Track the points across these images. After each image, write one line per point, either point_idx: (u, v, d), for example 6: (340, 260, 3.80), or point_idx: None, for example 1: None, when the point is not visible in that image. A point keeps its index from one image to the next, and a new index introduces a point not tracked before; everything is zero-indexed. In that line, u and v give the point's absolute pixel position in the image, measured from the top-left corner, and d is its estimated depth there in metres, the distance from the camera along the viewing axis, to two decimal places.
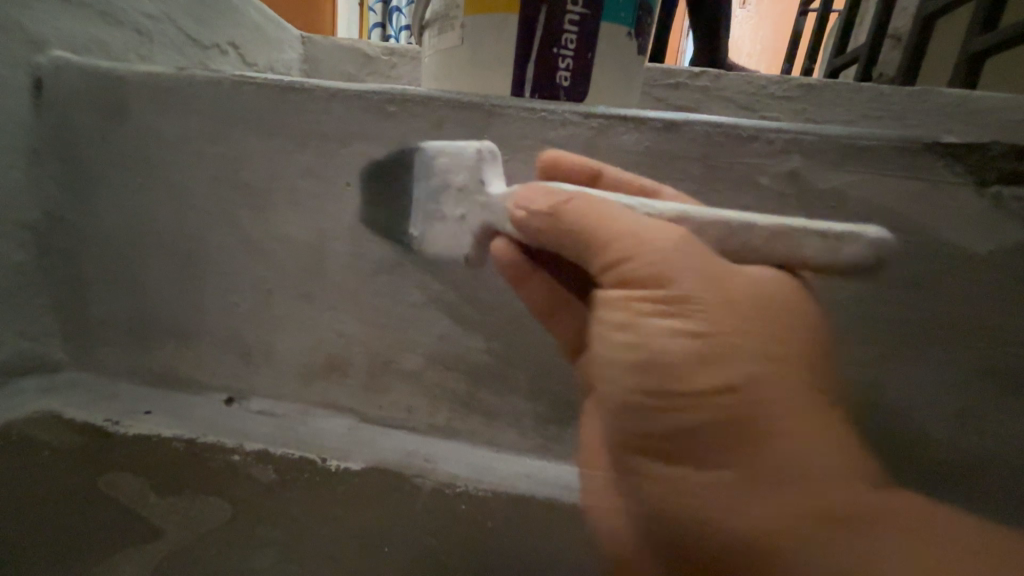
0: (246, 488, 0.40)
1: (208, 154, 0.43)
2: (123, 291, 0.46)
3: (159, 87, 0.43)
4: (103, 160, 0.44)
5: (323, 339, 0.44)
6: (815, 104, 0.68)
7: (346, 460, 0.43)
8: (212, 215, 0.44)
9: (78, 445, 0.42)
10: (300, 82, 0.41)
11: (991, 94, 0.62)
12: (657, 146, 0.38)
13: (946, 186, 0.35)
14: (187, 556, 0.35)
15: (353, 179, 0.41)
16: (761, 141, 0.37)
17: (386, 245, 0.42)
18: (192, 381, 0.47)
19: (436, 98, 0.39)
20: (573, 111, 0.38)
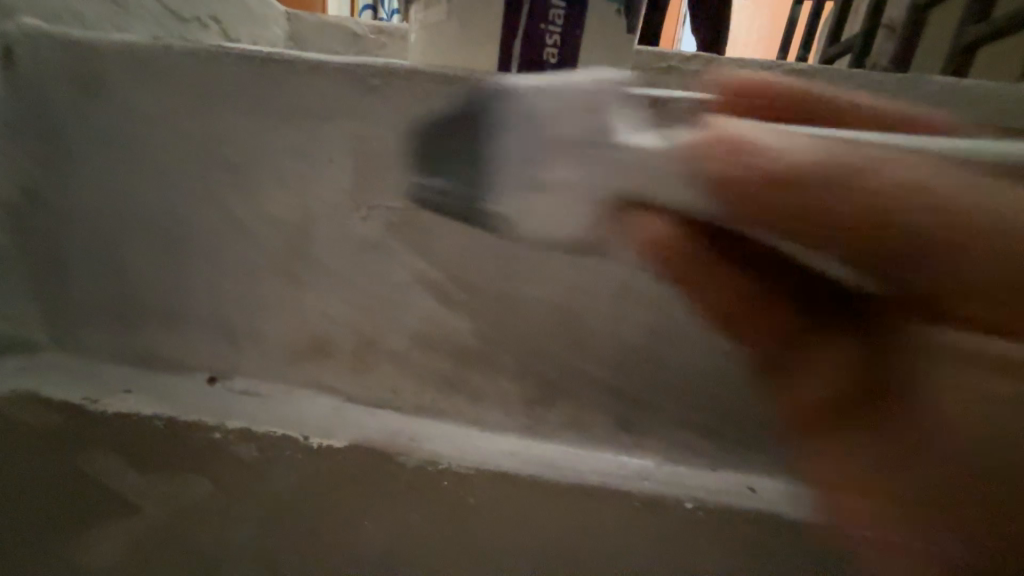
0: (227, 466, 0.41)
1: (189, 127, 0.42)
2: (102, 269, 0.45)
3: (135, 57, 0.41)
4: (78, 133, 0.43)
5: (309, 319, 0.44)
6: (807, 90, 0.67)
7: (329, 438, 0.41)
8: (194, 191, 0.43)
9: (59, 423, 0.42)
10: (282, 55, 0.40)
11: (981, 82, 0.62)
12: (645, 124, 0.37)
13: (949, 120, 0.33)
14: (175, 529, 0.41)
15: (338, 155, 0.41)
16: None
17: (371, 225, 0.41)
18: (174, 360, 0.46)
19: (422, 73, 0.39)
20: (550, 85, 0.38)
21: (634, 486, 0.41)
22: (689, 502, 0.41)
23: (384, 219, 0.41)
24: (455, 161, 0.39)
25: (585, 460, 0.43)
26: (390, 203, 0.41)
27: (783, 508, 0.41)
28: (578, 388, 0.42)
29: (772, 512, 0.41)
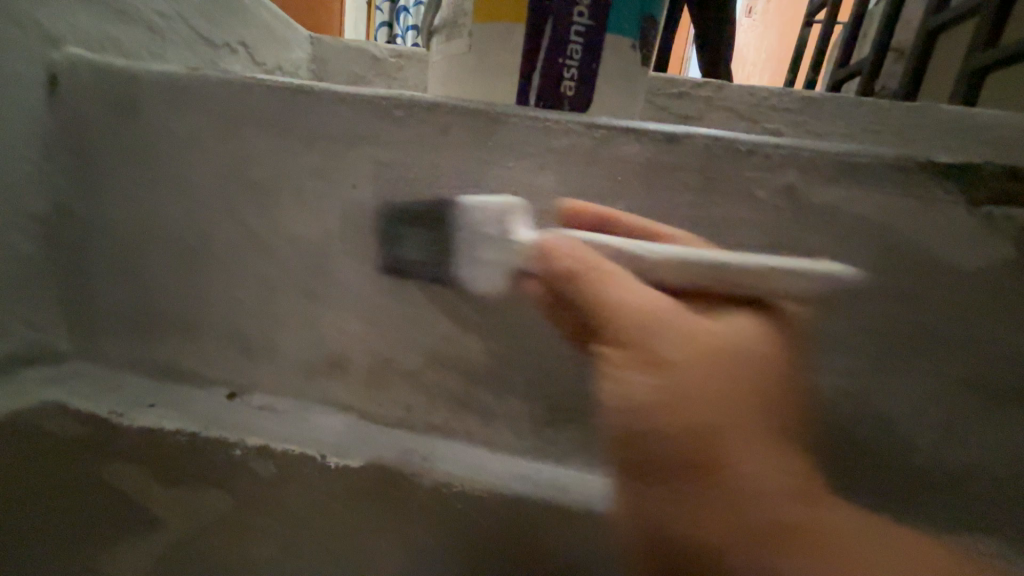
0: (247, 484, 0.42)
1: (219, 152, 0.44)
2: (130, 284, 0.47)
3: (172, 85, 0.44)
4: (114, 155, 0.45)
5: (326, 337, 0.45)
6: (816, 117, 0.68)
7: (345, 457, 0.42)
8: (221, 212, 0.45)
9: (85, 434, 0.43)
10: (310, 85, 0.42)
11: (989, 112, 0.63)
12: (657, 157, 0.39)
13: (891, 186, 0.37)
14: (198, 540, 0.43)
15: (360, 181, 0.42)
16: (759, 155, 0.38)
17: (390, 248, 0.43)
18: (196, 374, 0.48)
19: (443, 104, 0.40)
20: (578, 121, 0.39)
21: None
22: None
23: (402, 242, 0.43)
24: (473, 188, 0.41)
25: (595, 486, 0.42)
26: (408, 227, 0.42)
27: None
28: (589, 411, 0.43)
29: None
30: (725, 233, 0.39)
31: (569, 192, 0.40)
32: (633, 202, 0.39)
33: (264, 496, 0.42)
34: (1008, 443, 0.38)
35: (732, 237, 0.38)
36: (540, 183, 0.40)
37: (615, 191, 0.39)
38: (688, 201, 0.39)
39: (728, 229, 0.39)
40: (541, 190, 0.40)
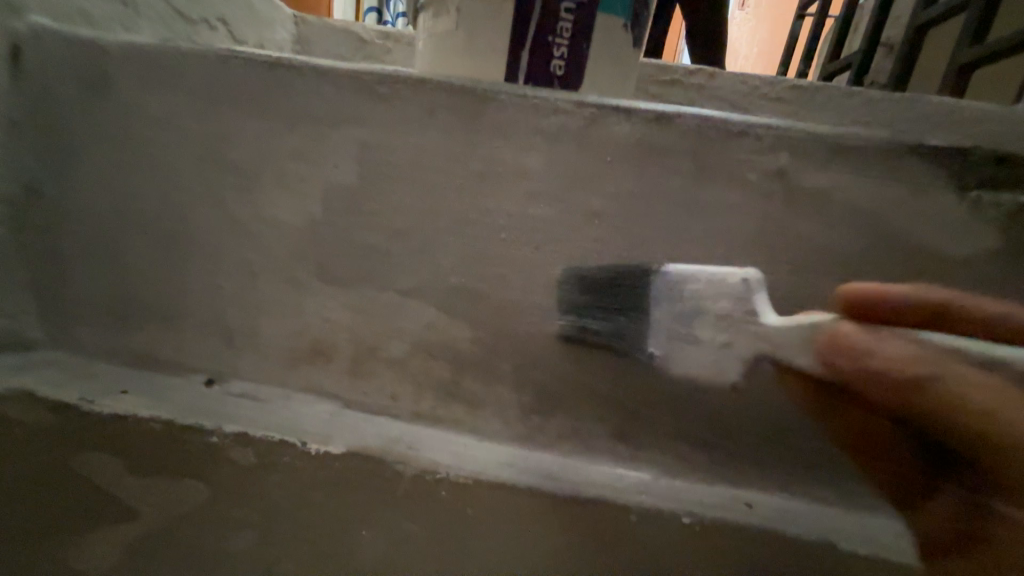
0: (223, 471, 0.39)
1: (195, 130, 0.42)
2: (103, 269, 0.45)
3: (144, 59, 0.41)
4: (85, 133, 0.43)
5: (309, 323, 0.44)
6: (807, 107, 0.68)
7: (326, 444, 0.42)
8: (198, 193, 0.43)
9: (53, 422, 0.41)
10: (289, 60, 0.40)
11: (976, 103, 0.64)
12: (649, 138, 0.38)
13: (880, 172, 0.36)
14: (163, 542, 0.36)
15: (343, 161, 0.41)
16: (751, 138, 0.37)
17: (374, 232, 0.42)
18: (173, 362, 0.46)
19: (429, 82, 0.39)
20: (567, 100, 0.38)
21: (629, 499, 0.41)
22: (686, 517, 0.40)
23: (387, 226, 0.41)
24: (460, 169, 0.40)
25: (581, 474, 0.42)
26: (393, 211, 0.41)
27: (786, 526, 0.40)
28: (578, 399, 0.42)
29: (770, 529, 0.39)
30: (715, 218, 0.38)
31: (559, 175, 0.39)
32: (623, 184, 0.39)
33: (239, 485, 0.39)
34: None
35: (721, 222, 0.38)
36: (528, 165, 0.39)
37: (605, 173, 0.39)
38: (680, 185, 0.38)
39: (717, 213, 0.38)
40: (530, 172, 0.39)
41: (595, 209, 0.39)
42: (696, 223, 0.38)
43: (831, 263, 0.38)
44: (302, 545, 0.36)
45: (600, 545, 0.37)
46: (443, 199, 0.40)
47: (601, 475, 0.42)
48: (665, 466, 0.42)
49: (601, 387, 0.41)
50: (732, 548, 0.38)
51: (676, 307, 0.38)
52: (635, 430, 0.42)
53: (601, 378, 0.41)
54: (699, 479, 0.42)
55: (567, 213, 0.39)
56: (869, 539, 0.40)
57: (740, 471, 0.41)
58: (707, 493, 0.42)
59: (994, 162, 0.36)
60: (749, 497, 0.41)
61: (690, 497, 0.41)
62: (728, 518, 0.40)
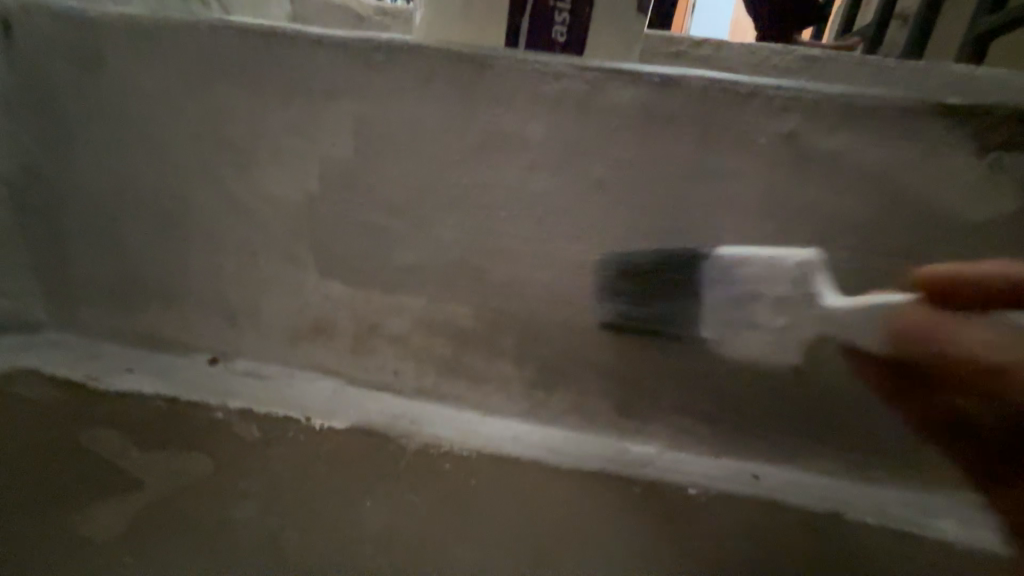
0: (229, 445, 0.40)
1: (189, 104, 0.41)
2: (102, 248, 0.45)
3: (133, 31, 0.40)
4: (79, 111, 0.42)
5: (309, 300, 0.44)
6: (819, 76, 0.65)
7: (330, 420, 0.42)
8: (194, 169, 0.42)
9: (58, 401, 0.42)
10: (281, 28, 0.39)
11: (996, 70, 0.61)
12: (654, 102, 0.37)
13: (896, 132, 0.35)
14: (162, 512, 0.34)
15: (339, 132, 0.40)
16: (761, 100, 0.36)
17: (373, 206, 0.41)
18: (176, 342, 0.46)
19: (425, 48, 0.38)
20: (568, 64, 0.37)
21: (636, 472, 0.41)
22: (692, 489, 0.40)
23: (385, 199, 0.41)
24: (459, 139, 0.39)
25: (584, 447, 0.42)
26: (391, 184, 0.40)
27: (789, 495, 0.40)
28: (582, 373, 0.42)
29: (775, 498, 0.40)
30: (722, 185, 0.37)
31: (561, 142, 0.38)
32: (628, 151, 0.37)
33: (242, 461, 0.39)
34: None
35: (729, 189, 0.37)
36: (529, 133, 0.38)
37: (609, 140, 0.37)
38: (686, 150, 0.37)
39: (725, 180, 0.37)
40: (531, 140, 0.38)
41: (599, 178, 0.38)
42: (703, 191, 0.37)
43: (838, 230, 0.37)
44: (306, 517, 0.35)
45: (614, 514, 0.37)
46: (442, 170, 0.39)
47: (608, 449, 0.42)
48: (669, 439, 0.42)
49: (606, 360, 0.41)
50: (743, 523, 0.37)
51: (728, 289, 0.37)
52: (639, 403, 0.42)
53: (605, 350, 0.41)
54: (704, 451, 0.42)
55: (569, 182, 0.38)
56: (876, 509, 0.40)
57: (746, 443, 0.41)
58: (712, 466, 0.41)
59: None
60: (755, 468, 0.41)
61: (696, 470, 0.41)
62: (738, 491, 0.40)
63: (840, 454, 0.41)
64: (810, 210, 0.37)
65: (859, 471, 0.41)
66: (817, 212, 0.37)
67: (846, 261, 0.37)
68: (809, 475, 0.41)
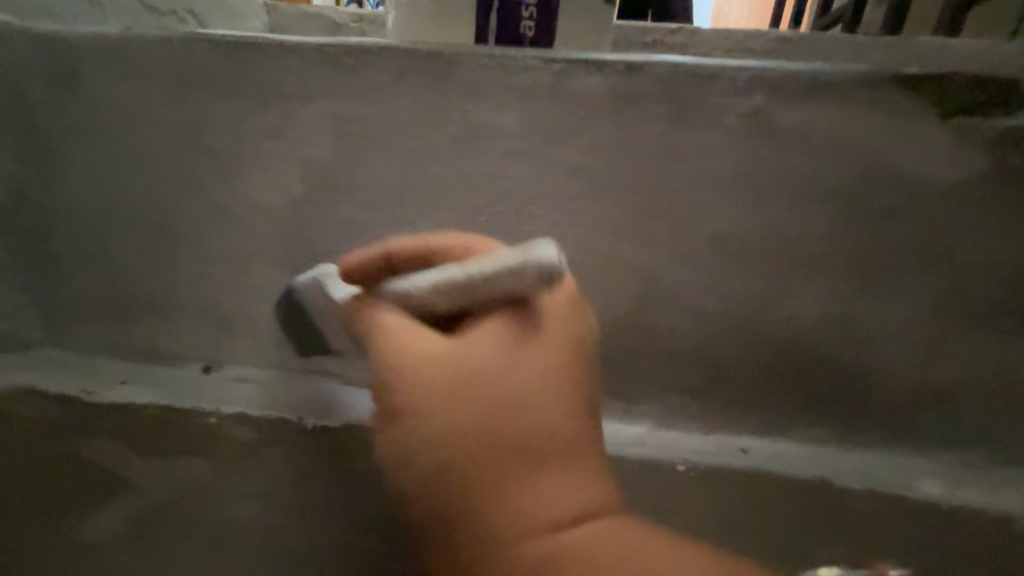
0: (226, 449, 0.42)
1: (166, 116, 0.42)
2: (91, 264, 0.46)
3: (108, 48, 0.41)
4: (60, 130, 0.43)
5: (297, 303, 0.44)
6: (793, 56, 0.66)
7: (324, 419, 0.42)
8: (176, 180, 0.43)
9: (57, 414, 0.43)
10: (253, 38, 0.40)
11: (966, 40, 0.61)
12: (621, 88, 0.37)
13: (858, 104, 0.36)
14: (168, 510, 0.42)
15: (316, 136, 0.41)
16: (725, 80, 0.36)
17: (354, 206, 0.42)
18: (169, 352, 0.47)
19: (394, 48, 0.39)
20: (535, 56, 0.38)
21: (624, 452, 0.40)
22: (682, 465, 0.40)
23: (367, 198, 0.41)
24: (433, 136, 0.40)
25: None
26: (370, 184, 0.41)
27: (778, 465, 0.40)
28: None
29: (768, 470, 0.40)
30: (692, 164, 0.38)
31: (532, 132, 0.39)
32: (599, 137, 0.38)
33: (236, 462, 0.42)
34: (988, 361, 0.38)
35: (699, 168, 0.38)
36: (501, 125, 0.39)
37: (580, 127, 0.38)
38: (655, 132, 0.38)
39: (696, 159, 0.38)
40: (503, 132, 0.39)
41: (572, 165, 0.39)
42: (674, 172, 0.38)
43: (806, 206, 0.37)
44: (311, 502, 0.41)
45: None
46: (419, 167, 0.40)
47: None
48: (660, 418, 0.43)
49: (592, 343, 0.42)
50: (709, 498, 0.39)
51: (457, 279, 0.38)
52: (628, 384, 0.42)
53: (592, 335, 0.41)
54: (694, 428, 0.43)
55: (544, 171, 0.39)
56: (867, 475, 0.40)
57: (734, 417, 0.42)
58: (701, 441, 0.42)
59: (990, 85, 0.35)
60: (743, 443, 0.42)
61: (685, 447, 0.41)
62: (729, 466, 0.39)
63: (826, 422, 0.41)
64: (780, 183, 0.37)
65: (847, 438, 0.41)
66: (789, 185, 0.37)
67: (819, 231, 0.38)
68: (800, 446, 0.42)
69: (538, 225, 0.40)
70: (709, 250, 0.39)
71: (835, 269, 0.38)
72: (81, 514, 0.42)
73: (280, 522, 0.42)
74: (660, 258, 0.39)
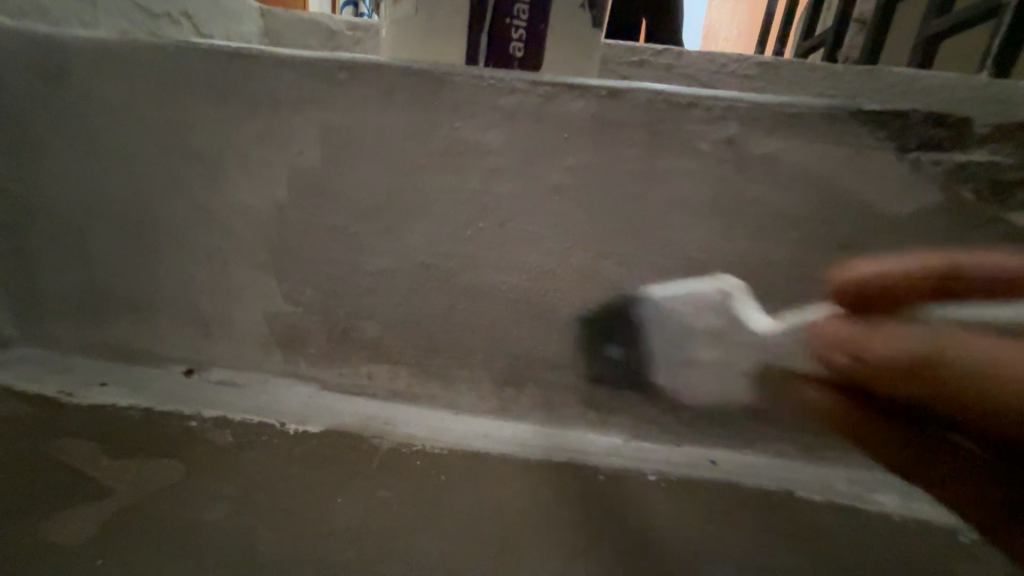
0: (199, 452, 0.41)
1: (157, 121, 0.42)
2: (74, 264, 0.46)
3: (101, 52, 0.41)
4: (48, 129, 0.43)
5: (282, 309, 0.45)
6: (774, 82, 0.68)
7: (305, 424, 0.44)
8: (164, 184, 0.43)
9: (27, 413, 0.42)
10: (247, 48, 0.40)
11: (934, 74, 0.65)
12: (603, 112, 0.39)
13: (825, 136, 0.38)
14: (138, 512, 0.35)
15: (306, 146, 0.42)
16: (701, 108, 0.38)
17: (342, 216, 0.42)
18: (150, 353, 0.47)
19: (386, 65, 0.40)
20: (521, 78, 0.39)
21: (597, 462, 0.43)
22: (653, 475, 0.42)
23: (355, 209, 0.42)
24: (421, 150, 0.41)
25: (551, 440, 0.44)
26: (358, 194, 0.42)
27: (744, 478, 0.42)
28: (548, 368, 0.44)
29: (733, 481, 0.42)
30: (668, 187, 0.40)
31: (517, 151, 0.40)
32: (581, 158, 0.40)
33: (211, 465, 0.40)
34: None
35: (674, 191, 0.40)
36: (487, 143, 0.40)
37: (563, 148, 0.40)
38: (634, 156, 0.39)
39: (672, 182, 0.39)
40: (489, 150, 0.40)
41: (555, 184, 0.40)
42: (651, 194, 0.40)
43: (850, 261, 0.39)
44: (288, 504, 0.37)
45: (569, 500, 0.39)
46: (406, 180, 0.41)
47: (570, 440, 0.45)
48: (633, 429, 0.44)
49: (570, 356, 0.43)
50: (691, 506, 0.39)
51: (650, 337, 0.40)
52: (604, 396, 0.44)
53: (571, 348, 0.43)
54: (665, 440, 0.44)
55: (527, 189, 0.41)
56: (825, 487, 0.42)
57: (703, 430, 0.44)
58: (671, 452, 0.44)
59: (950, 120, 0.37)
60: (713, 455, 0.44)
61: (657, 458, 0.44)
62: (696, 475, 0.42)
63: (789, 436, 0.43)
64: (750, 208, 0.39)
65: (808, 452, 0.44)
66: (759, 209, 0.39)
67: (785, 255, 0.40)
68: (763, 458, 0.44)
69: (521, 240, 0.41)
70: (683, 269, 0.41)
71: (800, 291, 0.40)
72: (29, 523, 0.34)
73: (255, 532, 0.34)
74: (636, 276, 0.41)
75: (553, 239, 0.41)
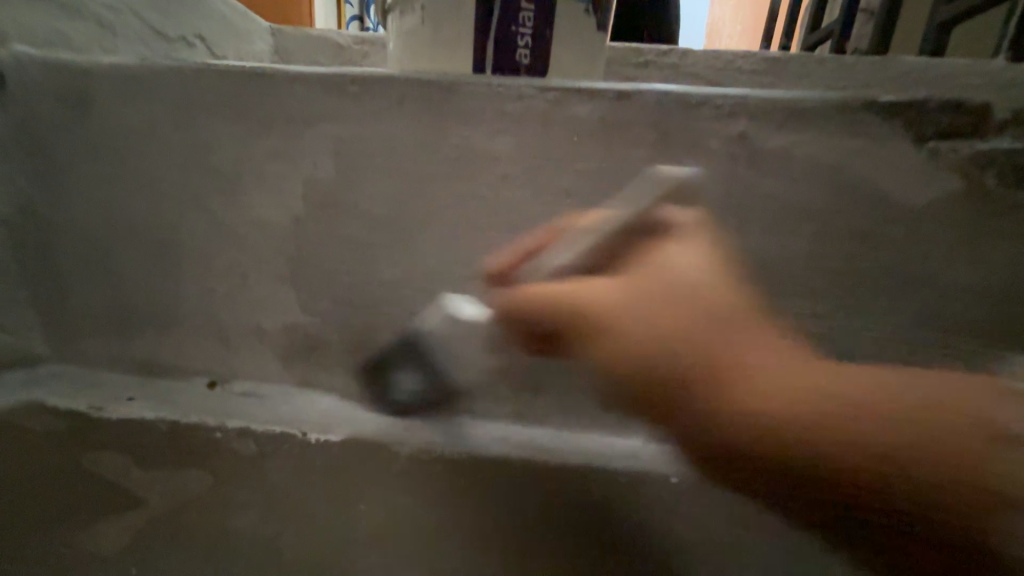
0: (227, 461, 0.42)
1: (177, 141, 0.44)
2: (99, 282, 0.47)
3: (123, 77, 0.43)
4: (74, 153, 0.45)
5: (300, 320, 0.46)
6: (782, 77, 0.68)
7: (328, 432, 0.42)
8: (185, 201, 0.45)
9: (58, 426, 0.43)
10: (261, 68, 0.42)
11: (947, 62, 0.63)
12: (611, 114, 0.39)
13: (838, 130, 0.38)
14: (170, 522, 0.42)
15: (320, 160, 0.42)
16: (710, 106, 0.38)
17: (356, 227, 0.43)
18: (175, 367, 0.48)
19: (395, 78, 0.41)
20: (529, 83, 0.40)
21: (622, 463, 0.42)
22: (676, 476, 0.41)
23: (369, 220, 0.43)
24: (432, 160, 0.41)
25: (575, 443, 0.44)
26: (372, 205, 0.43)
27: None
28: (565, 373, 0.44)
29: None
30: (679, 187, 0.39)
31: (526, 157, 0.41)
32: (590, 162, 0.40)
33: (238, 474, 0.42)
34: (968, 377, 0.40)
35: (686, 190, 0.39)
36: (497, 149, 0.41)
37: (572, 152, 0.40)
38: (643, 156, 0.39)
39: (683, 181, 0.39)
40: (499, 156, 0.41)
41: (565, 187, 0.41)
42: (662, 194, 0.40)
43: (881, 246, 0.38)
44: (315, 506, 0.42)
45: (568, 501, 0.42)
46: (417, 189, 0.42)
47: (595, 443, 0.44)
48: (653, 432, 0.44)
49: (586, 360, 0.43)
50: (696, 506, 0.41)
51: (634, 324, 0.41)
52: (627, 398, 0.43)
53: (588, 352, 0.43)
54: None
55: (537, 194, 0.41)
56: None
57: None
58: None
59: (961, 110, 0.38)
60: None
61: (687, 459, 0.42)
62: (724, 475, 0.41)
63: None
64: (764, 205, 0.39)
65: None
66: (773, 207, 0.39)
67: (801, 251, 0.39)
68: None
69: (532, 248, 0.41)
70: None
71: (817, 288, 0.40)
72: (87, 528, 0.42)
73: (282, 535, 0.42)
74: None
75: (572, 238, 0.41)
